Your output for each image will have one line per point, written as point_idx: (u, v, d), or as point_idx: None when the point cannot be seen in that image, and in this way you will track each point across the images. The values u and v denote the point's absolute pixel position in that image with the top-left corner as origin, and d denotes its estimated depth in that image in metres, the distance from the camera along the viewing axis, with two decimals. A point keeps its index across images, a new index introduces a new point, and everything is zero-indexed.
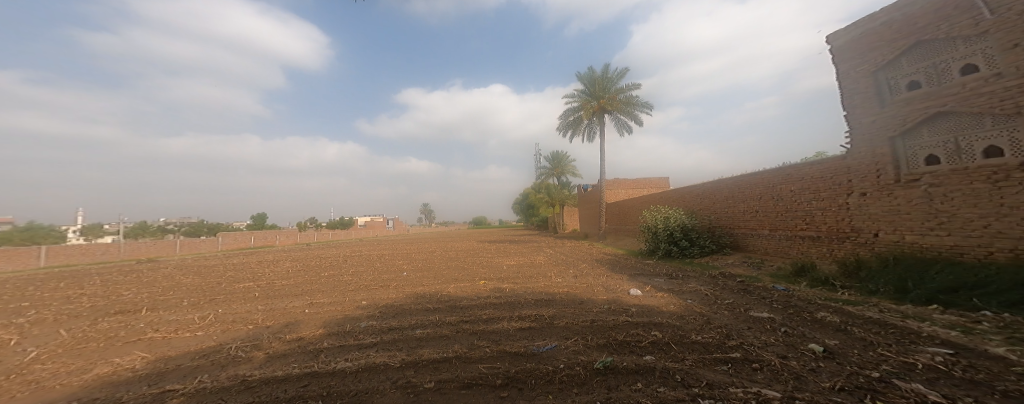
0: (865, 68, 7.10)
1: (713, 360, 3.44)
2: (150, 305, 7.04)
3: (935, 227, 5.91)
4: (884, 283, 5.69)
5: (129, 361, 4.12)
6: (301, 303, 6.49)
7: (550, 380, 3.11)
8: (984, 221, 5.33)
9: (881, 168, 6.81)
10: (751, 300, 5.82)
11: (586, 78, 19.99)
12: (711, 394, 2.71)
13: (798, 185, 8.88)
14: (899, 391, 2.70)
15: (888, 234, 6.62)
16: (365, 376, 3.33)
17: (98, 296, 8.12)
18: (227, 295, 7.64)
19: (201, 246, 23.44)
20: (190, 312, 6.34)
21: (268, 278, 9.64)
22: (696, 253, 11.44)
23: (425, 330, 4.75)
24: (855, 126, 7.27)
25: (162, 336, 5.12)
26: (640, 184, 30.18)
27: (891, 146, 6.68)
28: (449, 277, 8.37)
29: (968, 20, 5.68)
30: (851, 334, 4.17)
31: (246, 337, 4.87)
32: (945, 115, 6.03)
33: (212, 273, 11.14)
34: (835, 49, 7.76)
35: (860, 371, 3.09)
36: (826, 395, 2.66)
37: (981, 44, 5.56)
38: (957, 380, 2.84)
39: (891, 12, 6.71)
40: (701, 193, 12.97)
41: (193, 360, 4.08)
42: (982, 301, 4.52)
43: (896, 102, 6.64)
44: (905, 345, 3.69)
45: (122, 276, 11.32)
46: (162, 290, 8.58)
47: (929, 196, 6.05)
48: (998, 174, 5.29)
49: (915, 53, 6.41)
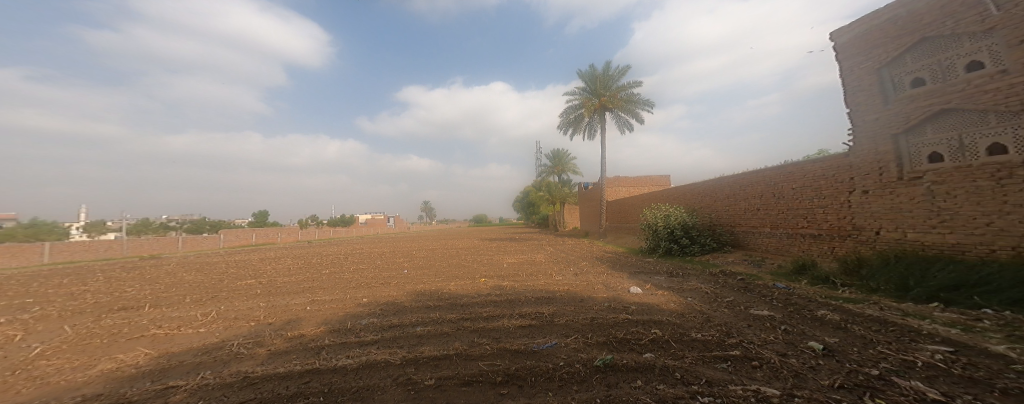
0: (869, 65, 7.05)
1: (712, 358, 3.46)
2: (152, 302, 7.07)
3: (937, 225, 5.89)
4: (885, 282, 5.68)
5: (132, 357, 4.15)
6: (302, 300, 6.52)
7: (550, 377, 3.13)
8: (987, 219, 5.31)
9: (883, 166, 6.79)
10: (751, 299, 5.82)
11: (586, 75, 19.92)
12: (710, 392, 2.72)
13: (800, 183, 8.86)
14: (898, 388, 2.71)
15: (890, 232, 6.60)
16: (366, 373, 3.36)
17: (100, 292, 8.18)
18: (229, 292, 7.67)
19: (204, 243, 23.56)
20: (192, 309, 6.38)
21: (270, 275, 9.68)
22: (696, 251, 11.44)
23: (426, 328, 4.77)
24: (858, 123, 7.23)
25: (165, 332, 5.15)
26: (641, 182, 30.11)
27: (895, 143, 6.65)
28: (450, 275, 8.39)
29: (974, 16, 5.63)
30: (851, 332, 4.17)
31: (248, 334, 4.91)
32: (949, 112, 5.99)
33: (213, 270, 11.18)
34: (839, 46, 7.70)
35: (859, 369, 3.10)
36: (824, 393, 2.67)
37: (986, 40, 5.52)
38: (956, 378, 2.85)
39: (895, 9, 6.65)
40: (702, 191, 12.95)
41: (196, 356, 4.10)
42: (983, 299, 4.52)
43: (900, 100, 6.60)
44: (905, 343, 3.70)
45: (124, 273, 11.38)
46: (164, 286, 8.62)
47: (931, 194, 6.03)
48: (1001, 172, 5.26)
49: (919, 50, 6.36)
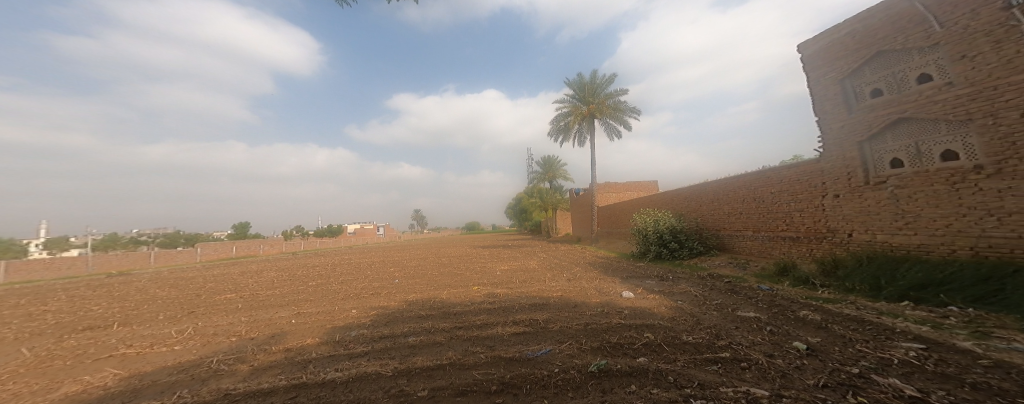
0: (833, 76, 7.51)
1: (703, 360, 3.52)
2: (122, 320, 6.65)
3: (903, 227, 6.25)
4: (859, 281, 5.97)
5: (99, 378, 3.88)
6: (287, 313, 6.28)
7: (546, 384, 3.11)
8: (946, 220, 5.67)
9: (852, 171, 7.20)
10: (738, 300, 5.99)
11: (575, 83, 20.33)
12: (703, 395, 2.76)
13: (778, 188, 9.23)
14: (878, 386, 2.82)
15: (861, 234, 6.97)
16: (357, 386, 3.25)
17: (64, 311, 7.63)
18: (207, 307, 7.29)
19: (179, 257, 22.35)
20: (167, 326, 6.04)
21: (252, 289, 9.26)
22: (685, 255, 11.67)
23: (418, 337, 4.66)
24: (826, 130, 7.68)
25: (136, 351, 4.85)
26: (630, 188, 30.77)
27: (860, 150, 7.08)
28: (444, 284, 8.22)
29: (921, 32, 6.09)
30: (832, 331, 4.35)
31: (229, 349, 4.68)
32: (905, 121, 6.42)
33: (190, 286, 10.61)
34: (806, 57, 8.17)
35: (842, 368, 3.22)
36: (810, 393, 2.75)
37: (933, 55, 5.97)
38: (930, 374, 3.00)
39: (854, 24, 7.14)
40: (688, 196, 13.30)
41: (171, 375, 3.88)
42: (948, 296, 4.80)
43: (862, 109, 7.05)
44: (881, 341, 3.87)
45: (88, 291, 10.66)
46: (135, 303, 8.13)
47: (896, 197, 6.42)
48: (955, 176, 5.66)
49: (876, 63, 6.83)
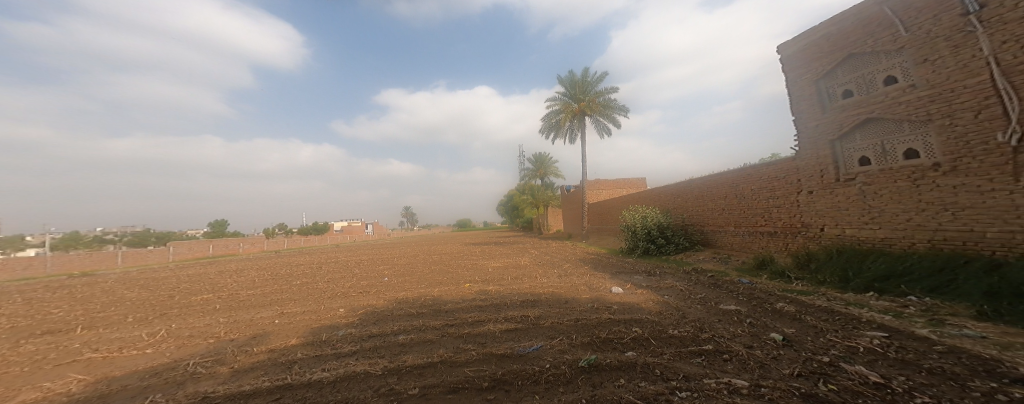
0: (809, 77, 7.81)
1: (688, 353, 3.63)
2: (87, 323, 6.27)
3: (869, 222, 6.60)
4: (830, 274, 6.28)
5: (62, 385, 3.65)
6: (271, 313, 6.07)
7: (536, 380, 3.13)
8: (907, 215, 6.02)
9: (825, 168, 7.53)
10: (720, 294, 6.20)
11: (566, 81, 20.37)
12: (687, 387, 2.84)
13: (757, 185, 9.57)
14: (846, 374, 2.98)
15: (832, 228, 7.32)
16: (344, 386, 3.18)
17: (21, 315, 7.14)
18: (182, 309, 6.96)
19: (149, 257, 21.23)
20: (137, 329, 5.73)
21: (231, 289, 8.91)
22: (671, 250, 12.01)
23: (409, 336, 4.60)
24: (802, 129, 7.99)
25: (103, 356, 4.58)
26: (619, 184, 31.21)
27: (832, 148, 7.40)
28: (435, 281, 8.13)
29: (888, 36, 6.39)
30: (805, 322, 4.56)
31: (207, 352, 4.48)
32: (872, 121, 6.75)
33: (163, 286, 10.10)
34: (785, 58, 8.45)
35: (814, 357, 3.38)
36: (786, 382, 2.88)
37: (899, 58, 6.28)
38: (892, 360, 3.19)
39: (829, 26, 7.42)
40: (674, 193, 13.62)
41: (143, 379, 3.69)
42: (908, 287, 5.11)
43: (835, 109, 7.35)
44: (849, 330, 4.10)
45: (48, 293, 9.99)
46: (101, 306, 7.68)
47: (863, 193, 6.77)
48: (916, 174, 6.00)
49: (848, 65, 7.13)
